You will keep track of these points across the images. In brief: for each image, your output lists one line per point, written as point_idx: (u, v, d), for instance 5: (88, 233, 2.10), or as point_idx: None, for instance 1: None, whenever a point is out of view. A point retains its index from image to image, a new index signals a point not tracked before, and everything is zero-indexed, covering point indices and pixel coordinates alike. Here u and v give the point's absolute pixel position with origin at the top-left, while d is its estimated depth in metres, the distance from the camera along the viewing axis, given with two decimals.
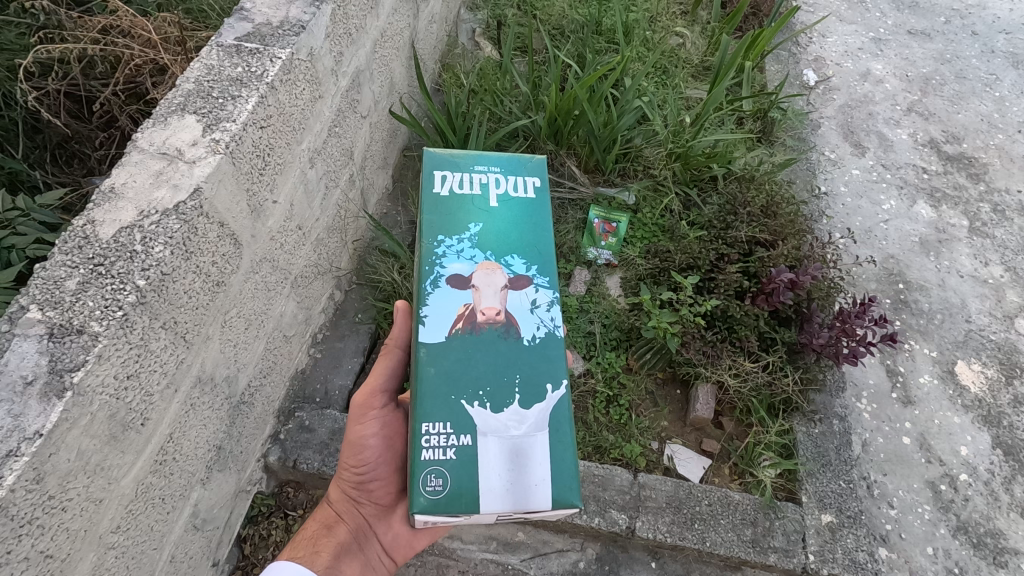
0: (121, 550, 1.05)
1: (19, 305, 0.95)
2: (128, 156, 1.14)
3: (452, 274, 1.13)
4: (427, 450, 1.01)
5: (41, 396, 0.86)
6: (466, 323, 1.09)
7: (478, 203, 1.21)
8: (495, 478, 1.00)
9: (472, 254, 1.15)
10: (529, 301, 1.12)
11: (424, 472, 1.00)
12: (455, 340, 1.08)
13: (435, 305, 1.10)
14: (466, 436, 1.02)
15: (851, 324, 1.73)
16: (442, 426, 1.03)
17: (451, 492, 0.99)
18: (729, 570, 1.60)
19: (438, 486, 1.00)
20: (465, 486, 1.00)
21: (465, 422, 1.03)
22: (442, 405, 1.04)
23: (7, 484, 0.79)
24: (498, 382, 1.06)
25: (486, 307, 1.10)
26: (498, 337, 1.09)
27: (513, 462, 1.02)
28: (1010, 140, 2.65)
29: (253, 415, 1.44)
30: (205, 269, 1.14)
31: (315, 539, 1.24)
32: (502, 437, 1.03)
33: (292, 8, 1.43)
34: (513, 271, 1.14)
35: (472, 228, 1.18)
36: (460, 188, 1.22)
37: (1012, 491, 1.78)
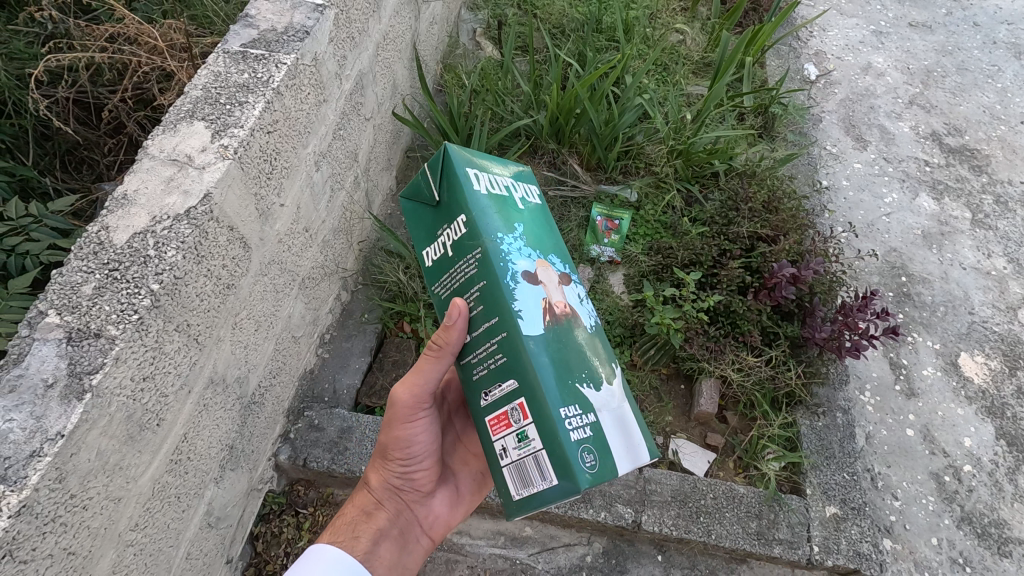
0: (139, 547, 1.08)
1: (37, 309, 0.98)
2: (139, 162, 1.17)
3: (524, 271, 0.94)
4: (572, 431, 0.89)
5: (62, 397, 0.89)
6: (554, 315, 0.93)
7: (513, 202, 1.01)
8: (622, 444, 0.93)
9: (532, 251, 0.97)
10: (580, 296, 1.00)
11: (577, 452, 0.88)
12: (551, 331, 0.93)
13: (524, 299, 0.92)
14: (593, 411, 0.92)
15: (854, 318, 1.74)
16: (573, 407, 0.90)
17: (602, 464, 0.89)
18: (734, 562, 1.62)
19: (592, 462, 0.89)
20: (609, 458, 0.91)
21: (586, 400, 0.92)
22: (565, 389, 0.90)
23: (31, 483, 0.82)
24: (594, 359, 0.96)
25: (560, 300, 0.95)
26: (578, 328, 0.96)
27: (625, 430, 0.95)
28: (1013, 132, 2.64)
29: (264, 415, 1.47)
30: (216, 272, 1.17)
31: (356, 523, 1.23)
32: (613, 407, 0.95)
33: (296, 14, 1.45)
34: (562, 268, 1.00)
35: (519, 227, 0.98)
36: (493, 185, 1.00)
37: (1016, 481, 1.79)
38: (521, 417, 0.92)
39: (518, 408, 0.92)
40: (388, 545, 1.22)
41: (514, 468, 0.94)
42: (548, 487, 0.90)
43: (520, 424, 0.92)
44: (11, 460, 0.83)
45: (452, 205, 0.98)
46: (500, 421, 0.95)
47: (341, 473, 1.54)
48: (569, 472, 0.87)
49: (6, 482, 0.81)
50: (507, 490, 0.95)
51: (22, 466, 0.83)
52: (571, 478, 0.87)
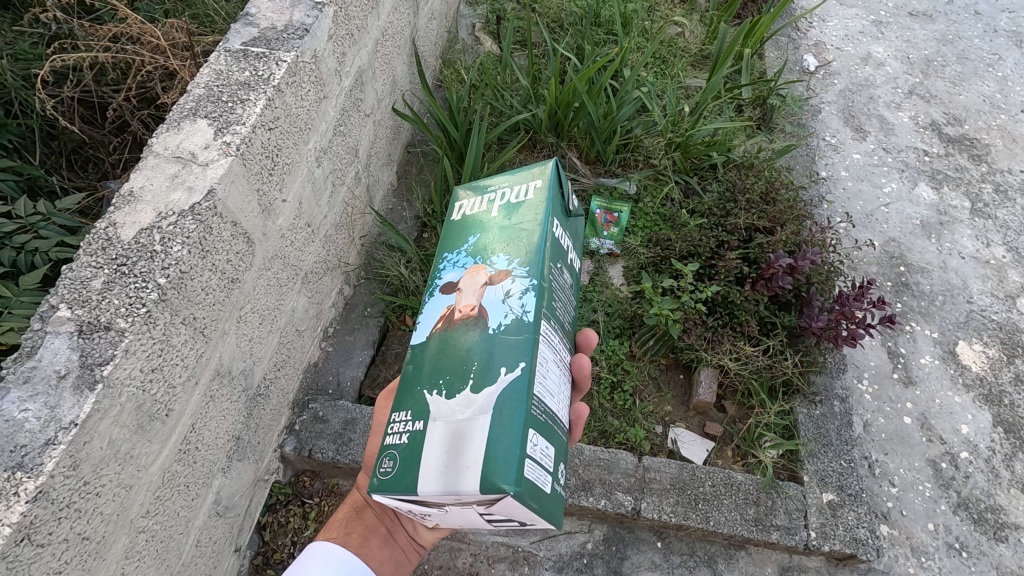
0: (151, 534, 1.11)
1: (49, 304, 1.01)
2: (144, 160, 1.20)
3: (447, 283, 1.11)
4: (391, 437, 0.99)
5: (74, 388, 0.92)
6: (445, 322, 1.05)
7: (485, 215, 1.17)
8: (435, 461, 0.91)
9: (466, 260, 1.11)
10: (499, 297, 1.02)
11: (383, 455, 0.98)
12: (433, 339, 1.05)
13: (428, 312, 1.10)
14: (419, 422, 0.97)
15: (850, 307, 1.77)
16: (405, 416, 1.00)
17: (396, 475, 0.94)
18: (733, 548, 1.64)
19: (390, 469, 0.96)
20: (409, 469, 0.93)
21: (423, 408, 0.98)
22: (410, 396, 1.01)
23: (46, 470, 0.85)
24: (459, 369, 0.98)
25: (463, 306, 1.05)
26: (465, 333, 1.01)
27: (451, 446, 0.91)
28: (1013, 121, 2.64)
29: (269, 406, 1.50)
30: (221, 267, 1.20)
31: (347, 520, 1.27)
32: (450, 420, 0.94)
33: (295, 12, 1.47)
34: (495, 271, 1.06)
35: (470, 240, 1.14)
36: (473, 208, 1.20)
37: (1013, 467, 1.81)
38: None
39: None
40: (379, 543, 1.23)
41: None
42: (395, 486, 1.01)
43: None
44: (28, 449, 0.86)
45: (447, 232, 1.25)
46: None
47: (345, 463, 1.57)
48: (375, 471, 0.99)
49: (23, 469, 0.84)
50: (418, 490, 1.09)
51: (38, 453, 0.86)
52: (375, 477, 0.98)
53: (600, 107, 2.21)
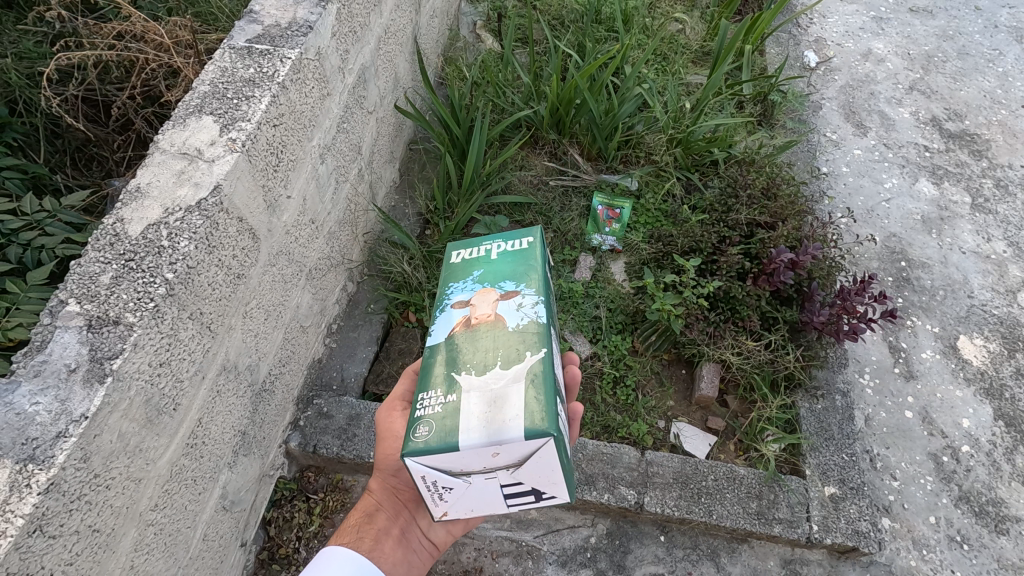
0: (160, 527, 1.12)
1: (58, 299, 1.02)
2: (150, 156, 1.20)
3: (456, 303, 1.13)
4: (420, 409, 0.98)
5: (84, 381, 0.93)
6: (461, 327, 1.07)
7: (484, 257, 1.21)
8: (476, 420, 0.93)
9: (474, 285, 1.14)
10: (513, 309, 1.07)
11: (415, 424, 0.96)
12: (451, 339, 1.06)
13: (439, 325, 1.10)
14: (451, 394, 0.98)
15: (852, 302, 1.77)
16: (433, 392, 0.99)
17: (435, 437, 0.93)
18: (735, 541, 1.65)
19: (426, 433, 0.94)
20: (448, 430, 0.93)
21: (453, 384, 0.99)
22: (435, 377, 1.02)
23: (57, 462, 0.86)
24: (484, 355, 1.01)
25: (479, 315, 1.08)
26: (486, 332, 1.05)
27: (490, 409, 0.93)
28: (1013, 116, 2.65)
29: (274, 402, 1.51)
30: (227, 262, 1.21)
31: (360, 525, 1.25)
32: (485, 390, 0.96)
33: (299, 9, 1.48)
34: (506, 291, 1.11)
35: (474, 274, 1.17)
36: (469, 254, 1.23)
37: (1013, 461, 1.81)
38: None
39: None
40: (393, 545, 1.23)
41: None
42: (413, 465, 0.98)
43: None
44: (39, 441, 0.87)
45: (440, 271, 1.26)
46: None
47: (350, 459, 1.58)
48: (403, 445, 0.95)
49: (35, 461, 0.85)
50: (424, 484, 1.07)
51: (49, 446, 0.87)
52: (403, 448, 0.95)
53: (602, 103, 2.21)
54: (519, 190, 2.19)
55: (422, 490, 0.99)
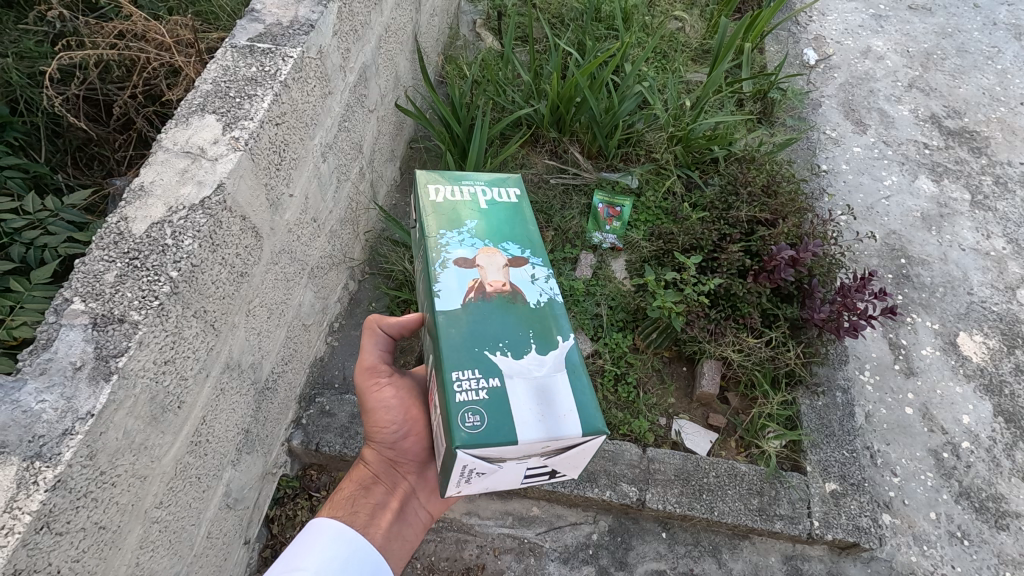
0: (165, 524, 1.13)
1: (63, 297, 1.02)
2: (154, 155, 1.21)
3: (459, 257, 1.19)
4: (462, 393, 1.00)
5: (90, 379, 0.93)
6: (475, 294, 1.13)
7: (473, 205, 1.30)
8: (529, 413, 0.99)
9: (474, 241, 1.22)
10: (521, 277, 1.17)
11: (461, 411, 0.98)
12: (470, 307, 1.12)
13: (447, 279, 1.16)
14: (494, 378, 1.03)
15: (852, 298, 1.78)
16: (472, 373, 1.03)
17: (489, 427, 0.97)
18: (737, 538, 1.66)
19: (477, 423, 0.98)
20: (503, 420, 0.98)
21: (493, 367, 1.04)
22: (467, 355, 1.05)
23: (65, 459, 0.86)
24: (516, 337, 1.09)
25: (491, 281, 1.15)
26: (504, 303, 1.12)
27: (539, 400, 1.01)
28: (1012, 113, 2.65)
29: (277, 400, 1.51)
30: (230, 261, 1.21)
31: (354, 497, 1.26)
32: (528, 377, 1.04)
33: (301, 8, 1.48)
34: (511, 254, 1.21)
35: (469, 224, 1.26)
36: (454, 196, 1.32)
37: (1013, 456, 1.82)
38: (436, 386, 1.09)
39: (436, 378, 1.10)
40: (390, 519, 1.24)
41: (437, 437, 1.08)
42: (446, 451, 1.00)
43: (437, 394, 1.09)
44: (46, 438, 0.88)
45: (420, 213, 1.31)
46: (432, 393, 1.14)
47: (353, 456, 1.58)
48: (450, 431, 0.97)
49: (42, 458, 0.86)
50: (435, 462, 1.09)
51: (56, 443, 0.87)
52: (451, 436, 0.96)
53: (602, 101, 2.21)
54: None
55: (453, 478, 1.02)
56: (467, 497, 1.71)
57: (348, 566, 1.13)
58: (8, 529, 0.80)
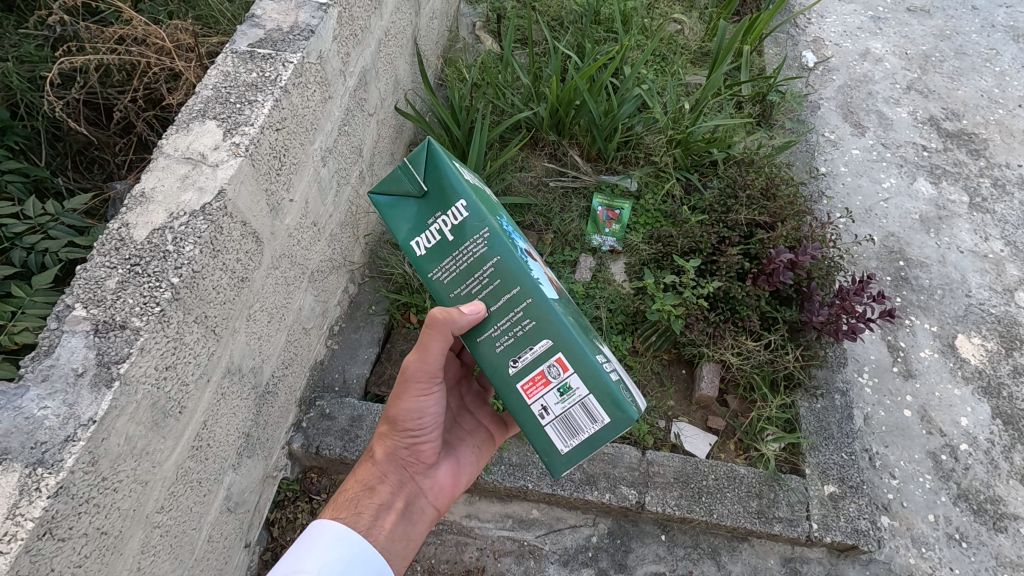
0: (166, 529, 1.13)
1: (65, 303, 1.03)
2: (154, 161, 1.21)
3: (526, 249, 1.13)
4: (610, 372, 1.06)
5: (92, 386, 0.94)
6: (553, 283, 1.13)
7: (491, 196, 1.20)
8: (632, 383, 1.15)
9: (521, 235, 1.16)
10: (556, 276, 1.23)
11: (619, 387, 1.05)
12: (561, 297, 1.12)
13: (538, 270, 1.10)
14: (610, 358, 1.12)
15: (851, 301, 1.78)
16: (602, 355, 1.08)
17: (634, 399, 1.08)
18: (736, 540, 1.67)
19: (627, 395, 1.07)
20: (633, 392, 1.10)
21: (603, 349, 1.12)
22: (590, 339, 1.09)
23: (67, 466, 0.87)
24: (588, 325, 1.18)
25: (551, 276, 1.18)
26: (572, 297, 1.17)
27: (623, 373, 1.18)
28: (1011, 115, 2.66)
29: (277, 404, 1.52)
30: (231, 266, 1.21)
31: (359, 497, 1.24)
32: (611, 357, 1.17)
33: (301, 13, 1.49)
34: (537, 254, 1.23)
35: (505, 215, 1.16)
36: (474, 179, 1.16)
37: (1011, 458, 1.83)
38: (560, 370, 1.05)
39: (557, 363, 1.05)
40: (394, 520, 1.24)
41: (559, 422, 1.06)
42: (600, 427, 1.04)
43: (560, 378, 1.05)
44: (49, 445, 0.88)
45: (442, 192, 1.09)
46: (536, 381, 1.06)
47: (353, 460, 1.59)
48: (620, 403, 1.03)
49: (45, 465, 0.86)
50: (553, 445, 1.07)
51: (58, 450, 0.88)
52: (622, 407, 1.03)
53: (601, 104, 2.22)
54: (518, 191, 2.20)
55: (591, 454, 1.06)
56: (466, 500, 1.72)
57: (351, 567, 1.13)
58: (11, 535, 0.80)
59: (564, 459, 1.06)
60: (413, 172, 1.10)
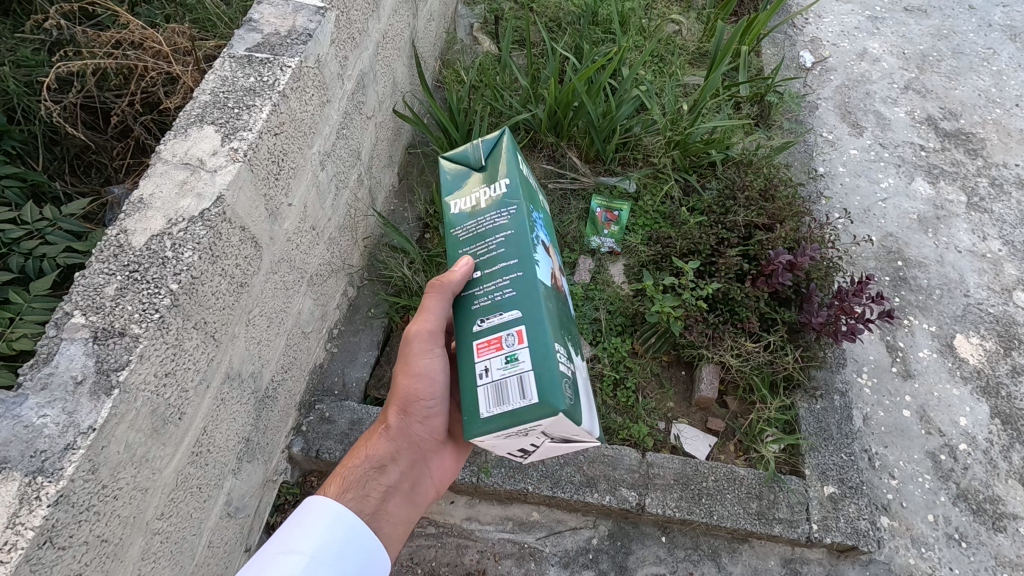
0: (166, 535, 1.13)
1: (64, 311, 1.03)
2: (153, 167, 1.21)
3: (541, 242, 1.13)
4: (561, 363, 1.00)
5: (91, 394, 0.93)
6: (553, 283, 1.13)
7: (536, 192, 1.26)
8: (585, 401, 1.06)
9: (544, 235, 1.18)
10: (563, 287, 1.22)
11: (561, 378, 0.97)
12: (550, 289, 1.10)
13: (540, 256, 1.10)
14: (570, 360, 1.05)
15: (850, 302, 1.78)
16: (562, 348, 1.02)
17: (575, 403, 0.99)
18: (736, 541, 1.67)
19: (570, 394, 0.98)
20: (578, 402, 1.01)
21: (568, 352, 1.07)
22: (555, 331, 1.04)
23: (66, 474, 0.87)
24: (569, 331, 1.14)
25: (552, 276, 1.16)
26: (562, 303, 1.16)
27: (587, 398, 1.09)
28: (1008, 114, 2.67)
29: (277, 408, 1.51)
30: (230, 271, 1.21)
31: (368, 476, 1.20)
32: (578, 370, 1.10)
33: (298, 17, 1.48)
34: (558, 263, 1.23)
35: (538, 215, 1.21)
36: (526, 168, 1.26)
37: (1010, 458, 1.84)
38: (515, 341, 1.01)
39: (515, 334, 1.02)
40: (398, 501, 1.22)
41: (494, 388, 1.00)
42: (523, 405, 0.96)
43: (512, 347, 1.01)
44: (48, 453, 0.88)
45: (496, 170, 1.18)
46: (490, 344, 1.04)
47: None
48: (553, 391, 0.95)
49: (44, 473, 0.86)
50: (478, 409, 1.00)
51: (58, 458, 0.88)
52: (554, 396, 0.95)
53: (599, 106, 2.21)
54: None
55: (505, 432, 0.98)
56: (467, 502, 1.72)
57: (346, 551, 1.08)
58: (11, 544, 0.80)
59: (478, 425, 0.99)
60: (480, 149, 1.22)
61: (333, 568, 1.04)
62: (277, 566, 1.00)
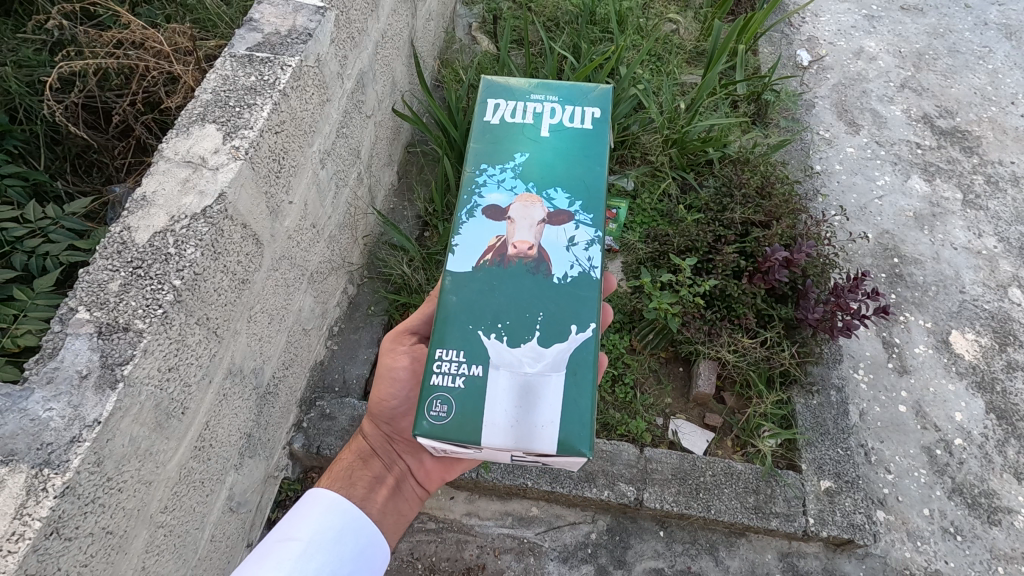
0: (169, 528, 1.14)
1: (69, 306, 1.04)
2: (155, 165, 1.22)
3: (492, 206, 1.16)
4: (437, 376, 1.04)
5: (96, 388, 0.95)
6: (496, 254, 1.12)
7: (529, 132, 1.25)
8: (502, 412, 1.00)
9: (511, 185, 1.18)
10: (568, 238, 1.13)
11: (431, 397, 1.02)
12: (481, 271, 1.11)
13: (467, 234, 1.14)
14: (478, 366, 1.04)
15: (845, 299, 1.80)
16: (446, 357, 1.05)
17: (448, 421, 1.00)
18: (734, 535, 1.68)
19: (441, 412, 1.01)
20: (469, 414, 1.01)
21: (478, 354, 1.05)
22: (459, 335, 1.06)
23: (72, 467, 0.88)
24: (523, 317, 1.06)
25: (517, 241, 1.12)
26: (529, 271, 1.10)
27: (520, 399, 1.01)
28: (1004, 112, 2.68)
29: (278, 404, 1.53)
30: (232, 268, 1.23)
31: (352, 470, 1.27)
32: (514, 372, 1.03)
33: (298, 17, 1.50)
34: (556, 208, 1.15)
35: (518, 157, 1.22)
36: (509, 115, 1.27)
37: (1005, 452, 1.85)
38: None
39: None
40: (385, 494, 1.25)
41: None
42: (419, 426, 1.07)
43: None
44: (54, 446, 0.90)
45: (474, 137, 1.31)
46: None
47: None
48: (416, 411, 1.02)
49: (51, 466, 0.88)
50: None
51: (64, 450, 0.89)
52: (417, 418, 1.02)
53: None
54: None
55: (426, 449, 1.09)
56: (466, 498, 1.73)
57: (343, 537, 1.11)
58: (19, 535, 0.82)
59: None
60: None
61: (330, 555, 1.07)
62: (274, 555, 1.05)
